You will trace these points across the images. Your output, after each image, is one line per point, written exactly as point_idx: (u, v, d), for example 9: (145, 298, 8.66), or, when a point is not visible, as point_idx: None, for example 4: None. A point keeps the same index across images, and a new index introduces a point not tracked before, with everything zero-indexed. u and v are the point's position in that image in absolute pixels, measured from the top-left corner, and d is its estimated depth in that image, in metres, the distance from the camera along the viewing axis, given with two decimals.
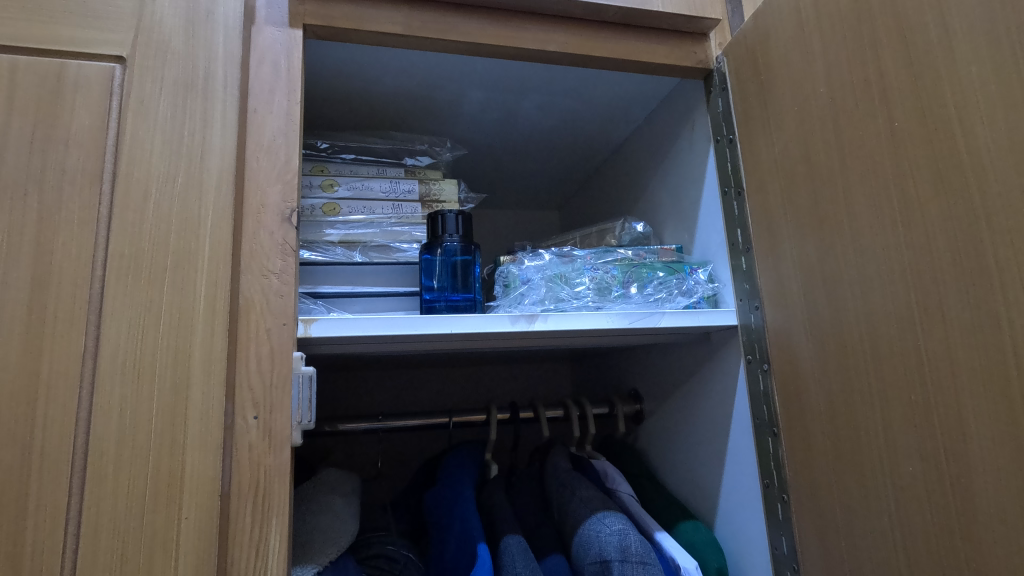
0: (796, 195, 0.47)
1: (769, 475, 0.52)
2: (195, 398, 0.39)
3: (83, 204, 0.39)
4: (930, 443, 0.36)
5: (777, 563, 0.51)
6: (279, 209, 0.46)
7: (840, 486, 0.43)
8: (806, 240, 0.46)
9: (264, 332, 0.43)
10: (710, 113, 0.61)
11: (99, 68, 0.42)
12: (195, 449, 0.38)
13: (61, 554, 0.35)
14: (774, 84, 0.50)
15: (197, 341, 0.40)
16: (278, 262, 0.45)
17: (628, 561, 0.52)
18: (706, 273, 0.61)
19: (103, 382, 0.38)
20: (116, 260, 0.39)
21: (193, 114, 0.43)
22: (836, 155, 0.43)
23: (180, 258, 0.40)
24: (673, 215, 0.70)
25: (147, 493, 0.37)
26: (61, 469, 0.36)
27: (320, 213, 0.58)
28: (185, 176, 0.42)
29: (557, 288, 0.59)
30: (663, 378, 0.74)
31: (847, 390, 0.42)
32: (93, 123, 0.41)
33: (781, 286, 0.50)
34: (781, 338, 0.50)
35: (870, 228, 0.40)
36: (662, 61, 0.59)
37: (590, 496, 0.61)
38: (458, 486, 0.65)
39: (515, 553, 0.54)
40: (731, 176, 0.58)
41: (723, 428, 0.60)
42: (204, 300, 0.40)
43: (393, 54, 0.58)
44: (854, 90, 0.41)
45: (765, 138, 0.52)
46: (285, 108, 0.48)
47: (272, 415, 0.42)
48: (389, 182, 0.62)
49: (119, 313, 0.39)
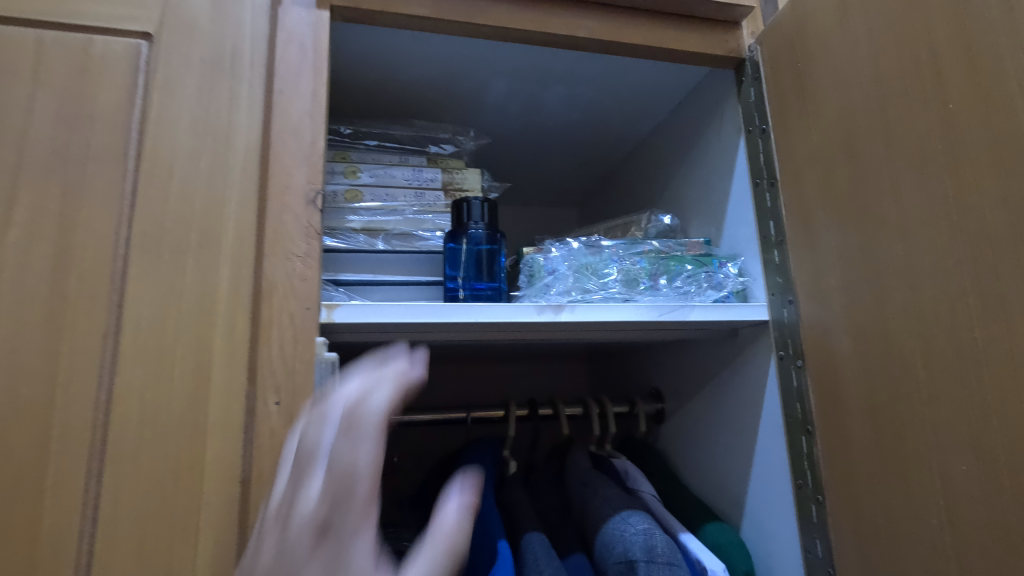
0: (835, 185, 0.46)
1: (802, 475, 0.50)
2: (217, 381, 0.38)
3: (107, 180, 0.39)
4: (986, 438, 0.34)
5: (810, 568, 0.49)
6: (303, 191, 0.43)
7: (882, 486, 0.42)
8: (847, 232, 0.45)
9: (287, 316, 0.41)
10: (741, 104, 0.60)
11: (125, 45, 0.41)
12: (216, 434, 0.37)
13: (78, 537, 0.34)
14: (813, 71, 0.49)
15: (220, 323, 0.39)
16: (303, 245, 0.42)
17: (654, 562, 0.50)
18: (736, 267, 0.59)
19: (124, 362, 0.37)
20: (140, 238, 0.39)
21: (219, 92, 0.42)
22: (881, 141, 0.41)
23: (204, 238, 0.40)
24: (699, 209, 0.68)
25: (166, 477, 0.36)
26: (80, 450, 0.35)
27: (342, 200, 0.57)
28: (210, 155, 0.41)
29: (584, 279, 0.57)
30: (685, 376, 0.72)
31: (891, 386, 0.41)
32: (119, 99, 0.40)
33: (818, 280, 0.48)
34: (817, 333, 0.48)
35: (920, 216, 0.38)
36: (694, 50, 0.58)
37: (613, 495, 0.59)
38: (475, 483, 0.63)
39: (538, 550, 0.53)
40: (763, 167, 0.56)
41: (751, 427, 0.58)
42: (228, 281, 0.40)
43: (418, 40, 0.56)
44: (904, 73, 0.40)
45: (802, 127, 0.50)
46: (311, 90, 0.45)
47: (294, 400, 0.39)
48: (412, 170, 0.60)
49: (142, 291, 0.38)
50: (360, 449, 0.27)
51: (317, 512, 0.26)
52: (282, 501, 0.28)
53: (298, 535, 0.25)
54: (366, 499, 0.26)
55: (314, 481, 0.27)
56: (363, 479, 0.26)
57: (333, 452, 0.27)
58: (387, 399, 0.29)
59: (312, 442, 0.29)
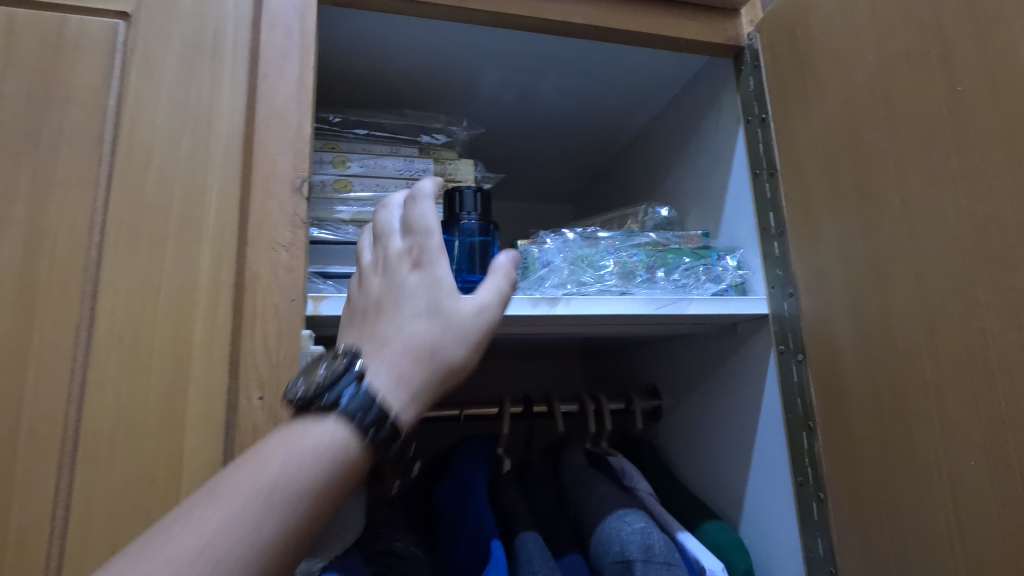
0: (838, 174, 0.45)
1: (803, 472, 0.49)
2: (197, 374, 0.36)
3: (81, 165, 0.37)
4: (996, 433, 0.33)
5: (811, 567, 0.48)
6: (289, 179, 0.41)
7: (886, 482, 0.40)
8: (850, 221, 0.43)
9: (271, 307, 0.39)
10: (740, 93, 0.58)
11: (101, 24, 0.40)
12: (195, 430, 0.36)
13: (48, 537, 0.33)
14: (815, 57, 0.48)
15: (200, 314, 0.37)
16: (288, 234, 0.41)
17: (652, 562, 0.48)
18: (735, 259, 0.58)
19: (98, 354, 0.35)
20: (116, 226, 0.37)
21: (200, 75, 0.41)
22: (886, 126, 0.40)
23: (184, 226, 0.38)
24: (697, 201, 0.67)
25: (142, 475, 0.34)
26: (50, 447, 0.34)
27: (331, 189, 0.55)
28: (191, 139, 0.40)
29: (579, 271, 0.55)
30: (683, 372, 0.71)
31: (896, 380, 0.39)
32: (95, 81, 0.39)
33: (819, 271, 0.47)
34: (818, 326, 0.47)
35: (927, 203, 0.37)
36: (692, 37, 0.56)
37: (610, 493, 0.58)
38: (469, 482, 0.62)
39: (532, 550, 0.52)
40: (763, 157, 0.55)
41: (750, 423, 0.57)
42: (209, 270, 0.38)
43: (409, 26, 0.55)
44: (909, 55, 0.38)
45: (803, 115, 0.49)
46: (297, 74, 0.44)
47: (278, 394, 0.38)
48: (403, 160, 0.59)
49: (118, 280, 0.36)
50: (422, 208, 0.34)
51: (389, 390, 0.28)
52: (377, 281, 0.33)
53: (403, 289, 0.32)
54: (439, 245, 0.34)
55: (403, 247, 0.34)
56: (434, 233, 0.34)
57: (394, 335, 0.30)
58: (434, 202, 0.35)
59: (380, 245, 0.35)
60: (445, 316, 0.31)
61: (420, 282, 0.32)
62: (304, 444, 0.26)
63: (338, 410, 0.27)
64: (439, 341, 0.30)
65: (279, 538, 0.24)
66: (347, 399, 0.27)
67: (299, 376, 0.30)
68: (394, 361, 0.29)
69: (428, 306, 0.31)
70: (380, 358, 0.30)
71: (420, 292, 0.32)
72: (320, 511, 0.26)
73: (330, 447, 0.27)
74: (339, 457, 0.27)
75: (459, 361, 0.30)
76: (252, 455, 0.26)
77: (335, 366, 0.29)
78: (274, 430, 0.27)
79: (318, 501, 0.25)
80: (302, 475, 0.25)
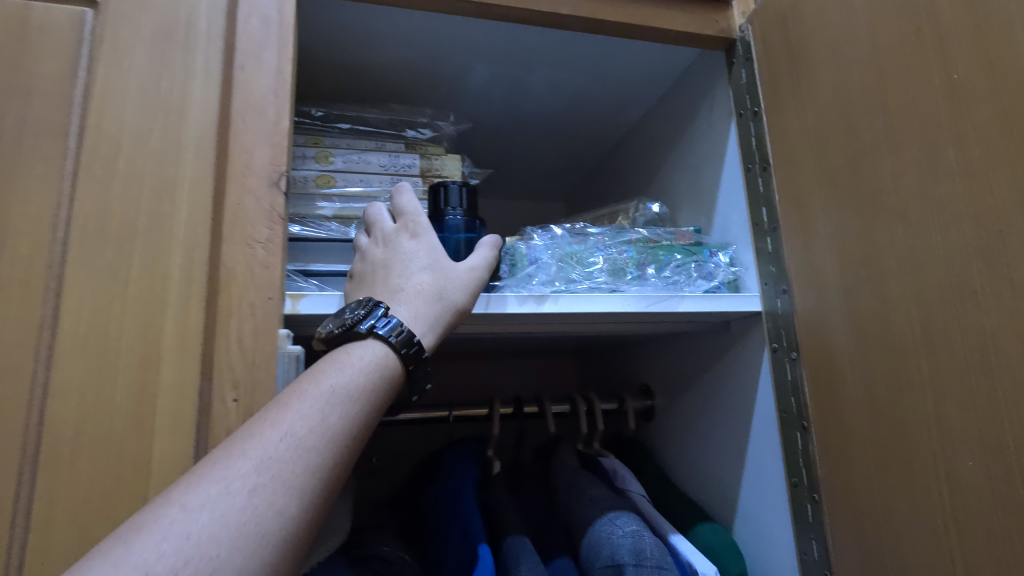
0: (831, 167, 0.44)
1: (798, 473, 0.48)
2: (167, 376, 0.35)
3: (46, 158, 0.36)
4: (995, 433, 0.31)
5: (806, 570, 0.47)
6: (266, 173, 0.40)
7: (881, 483, 0.39)
8: (844, 215, 0.42)
9: (247, 306, 0.37)
10: (732, 86, 0.57)
11: (68, 12, 0.38)
12: (164, 434, 0.34)
13: (7, 548, 0.31)
14: (807, 48, 0.46)
15: (171, 313, 0.36)
16: (265, 230, 0.39)
17: (643, 566, 0.47)
18: (727, 256, 0.57)
19: (62, 355, 0.34)
20: (82, 221, 0.35)
21: (172, 65, 0.39)
22: (880, 117, 0.39)
23: (154, 222, 0.37)
24: (689, 197, 0.66)
25: (109, 481, 0.33)
26: (10, 453, 0.32)
27: (313, 185, 0.54)
28: (161, 132, 0.38)
29: (568, 269, 0.54)
30: (676, 372, 0.70)
31: (892, 379, 0.38)
32: (61, 71, 0.37)
33: (813, 268, 0.46)
34: (812, 323, 0.46)
35: (923, 195, 0.36)
36: (683, 29, 0.55)
37: (601, 495, 0.56)
38: (457, 485, 0.60)
39: (521, 555, 0.50)
40: (755, 151, 0.54)
41: (743, 423, 0.56)
42: (180, 268, 0.37)
43: (393, 18, 0.54)
44: (903, 44, 0.37)
45: (796, 107, 0.48)
46: (275, 65, 0.42)
47: (254, 396, 0.36)
48: (388, 155, 0.57)
49: (84, 278, 0.35)
50: (407, 200, 0.47)
51: (413, 323, 0.39)
52: (382, 251, 0.44)
53: (406, 253, 0.43)
54: (426, 222, 0.45)
55: (398, 225, 0.45)
56: (420, 214, 0.46)
57: (408, 287, 0.41)
58: (414, 194, 0.47)
59: (379, 230, 0.46)
60: (444, 271, 0.42)
61: (418, 247, 0.43)
62: (346, 362, 0.35)
63: (374, 335, 0.37)
64: (443, 289, 0.41)
65: (343, 422, 0.32)
66: (382, 326, 0.37)
67: (329, 320, 0.38)
68: (413, 305, 0.40)
69: (428, 264, 0.42)
70: (397, 302, 0.40)
71: (419, 254, 0.43)
72: (368, 417, 0.34)
73: (371, 361, 0.36)
74: (380, 365, 0.36)
75: (462, 303, 0.42)
76: (306, 377, 0.34)
77: (360, 310, 0.38)
78: (322, 358, 0.36)
79: (371, 395, 0.34)
80: (353, 381, 0.34)
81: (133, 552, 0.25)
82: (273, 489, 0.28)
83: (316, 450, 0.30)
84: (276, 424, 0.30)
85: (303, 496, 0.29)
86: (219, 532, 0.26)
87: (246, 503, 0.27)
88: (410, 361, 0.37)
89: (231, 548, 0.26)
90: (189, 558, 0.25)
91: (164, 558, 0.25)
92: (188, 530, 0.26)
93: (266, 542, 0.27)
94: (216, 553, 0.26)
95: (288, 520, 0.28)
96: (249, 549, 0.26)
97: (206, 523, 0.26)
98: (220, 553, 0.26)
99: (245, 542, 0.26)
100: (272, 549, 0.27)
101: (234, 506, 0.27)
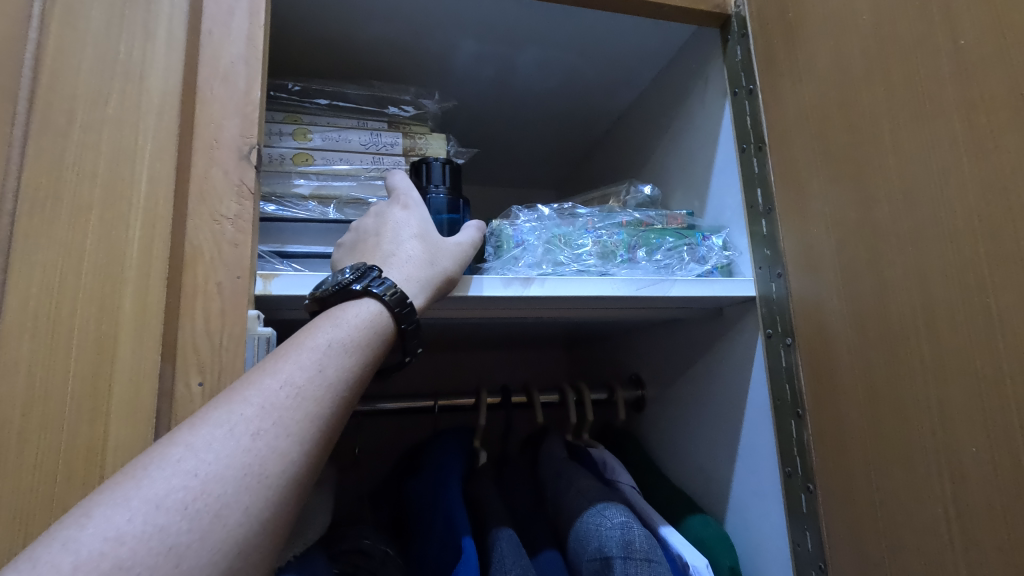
0: (829, 144, 0.42)
1: (792, 462, 0.46)
2: (124, 358, 0.33)
3: None
4: (1000, 417, 0.30)
5: (800, 562, 0.45)
6: (235, 145, 0.38)
7: (880, 470, 0.38)
8: (842, 194, 0.41)
9: (213, 285, 0.35)
10: (727, 64, 0.55)
11: None
12: (121, 419, 0.32)
13: None
14: (806, 21, 0.45)
15: (129, 291, 0.33)
16: (234, 205, 0.37)
17: (632, 559, 0.45)
18: (720, 239, 0.55)
19: (8, 335, 0.31)
20: (32, 192, 0.33)
21: (132, 27, 0.37)
22: (881, 89, 0.37)
23: (112, 194, 0.34)
24: (682, 180, 0.64)
25: (59, 469, 0.31)
26: None
27: (290, 163, 0.51)
28: (120, 98, 0.36)
29: (556, 251, 0.52)
30: (667, 360, 0.68)
31: (891, 363, 0.37)
32: (9, 30, 0.35)
33: (810, 249, 0.44)
34: (809, 307, 0.44)
35: (926, 170, 0.34)
36: (676, 4, 0.53)
37: (590, 486, 0.55)
38: (442, 476, 0.58)
39: (506, 549, 0.48)
40: (750, 131, 0.52)
41: (736, 412, 0.54)
42: (140, 243, 0.34)
43: None
44: (907, 12, 0.36)
45: (792, 83, 0.46)
46: (245, 31, 0.40)
47: (220, 380, 0.34)
48: (369, 134, 0.55)
49: (34, 252, 0.32)
50: (397, 178, 0.46)
51: (407, 285, 0.37)
52: (372, 220, 0.42)
53: (397, 223, 0.41)
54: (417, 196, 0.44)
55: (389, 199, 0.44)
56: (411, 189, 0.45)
57: (401, 252, 0.39)
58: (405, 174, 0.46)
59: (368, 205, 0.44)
60: (436, 241, 0.41)
61: (409, 217, 0.42)
62: (341, 317, 0.33)
63: (369, 295, 0.35)
64: (435, 257, 0.40)
65: (342, 373, 0.31)
66: (378, 285, 0.35)
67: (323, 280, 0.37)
68: (405, 269, 0.38)
69: (419, 233, 0.41)
70: (389, 266, 0.38)
71: (410, 223, 0.41)
72: (366, 373, 0.32)
73: (367, 318, 0.34)
74: (377, 320, 0.34)
75: (455, 274, 0.41)
76: (303, 331, 0.32)
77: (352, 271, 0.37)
78: (318, 315, 0.34)
79: (370, 348, 0.33)
80: (350, 335, 0.32)
81: (141, 488, 0.24)
82: (274, 436, 0.27)
83: (319, 397, 0.29)
84: (277, 370, 0.29)
85: (305, 441, 0.28)
86: (226, 471, 0.25)
87: (251, 445, 0.26)
88: (404, 321, 0.35)
89: (239, 487, 0.25)
90: (197, 495, 0.24)
91: (171, 495, 0.24)
92: (196, 468, 0.25)
93: (272, 484, 0.26)
94: (221, 492, 0.24)
95: (294, 464, 0.27)
96: (257, 490, 0.25)
97: (212, 463, 0.25)
98: (227, 492, 0.24)
99: (248, 485, 0.25)
100: (279, 490, 0.26)
101: (239, 448, 0.26)
